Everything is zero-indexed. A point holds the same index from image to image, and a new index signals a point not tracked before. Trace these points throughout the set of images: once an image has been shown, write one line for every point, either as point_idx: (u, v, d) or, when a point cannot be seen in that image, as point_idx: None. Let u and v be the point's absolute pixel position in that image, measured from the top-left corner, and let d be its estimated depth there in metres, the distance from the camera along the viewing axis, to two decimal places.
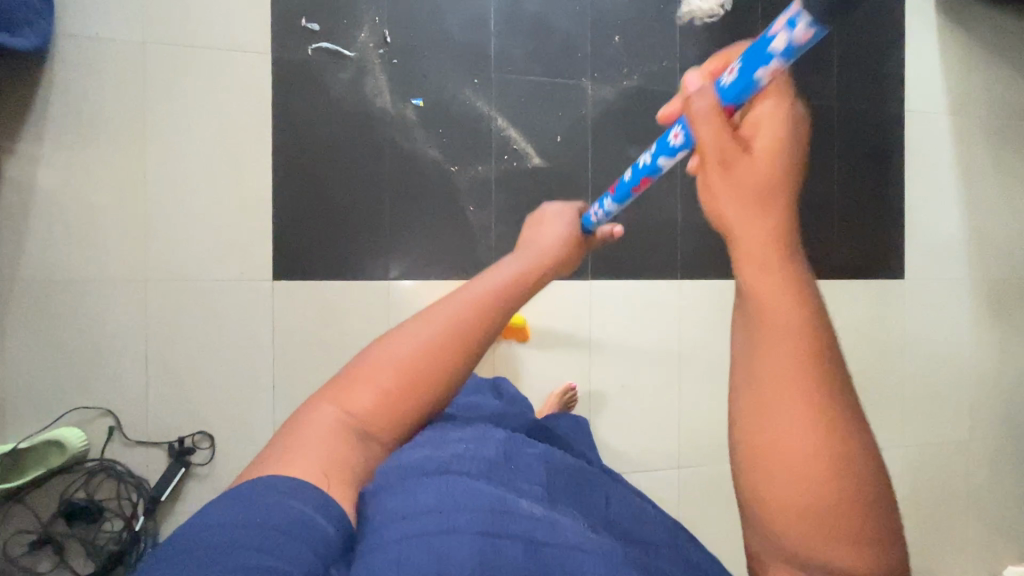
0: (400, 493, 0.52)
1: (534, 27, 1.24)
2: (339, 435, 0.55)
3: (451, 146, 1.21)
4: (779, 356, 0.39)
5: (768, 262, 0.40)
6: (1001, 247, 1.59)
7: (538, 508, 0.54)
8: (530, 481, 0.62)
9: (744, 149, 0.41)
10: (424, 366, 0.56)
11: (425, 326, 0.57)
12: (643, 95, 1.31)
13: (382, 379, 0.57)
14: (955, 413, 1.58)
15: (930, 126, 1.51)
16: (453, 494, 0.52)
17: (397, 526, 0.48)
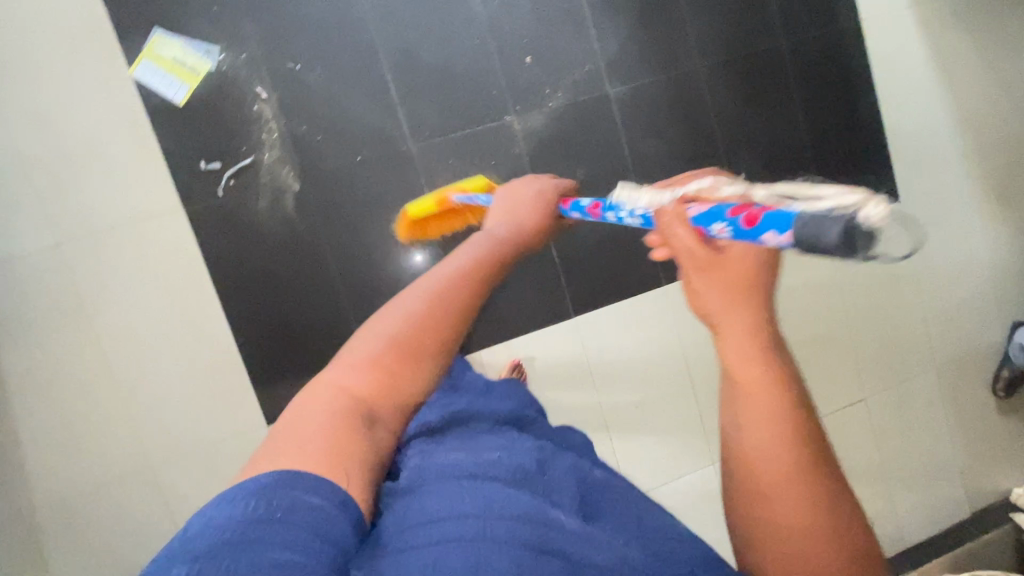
0: (432, 490, 0.52)
1: (439, 79, 1.15)
2: (346, 409, 0.52)
3: (393, 233, 1.15)
4: (758, 406, 0.47)
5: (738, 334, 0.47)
6: (1000, 129, 1.46)
7: (575, 523, 0.54)
8: (566, 491, 0.59)
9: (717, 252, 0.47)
10: (427, 335, 0.57)
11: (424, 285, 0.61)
12: (574, 109, 1.21)
13: (383, 353, 0.56)
14: (984, 315, 1.51)
15: (894, 26, 1.36)
16: (490, 498, 0.52)
17: (424, 530, 0.48)
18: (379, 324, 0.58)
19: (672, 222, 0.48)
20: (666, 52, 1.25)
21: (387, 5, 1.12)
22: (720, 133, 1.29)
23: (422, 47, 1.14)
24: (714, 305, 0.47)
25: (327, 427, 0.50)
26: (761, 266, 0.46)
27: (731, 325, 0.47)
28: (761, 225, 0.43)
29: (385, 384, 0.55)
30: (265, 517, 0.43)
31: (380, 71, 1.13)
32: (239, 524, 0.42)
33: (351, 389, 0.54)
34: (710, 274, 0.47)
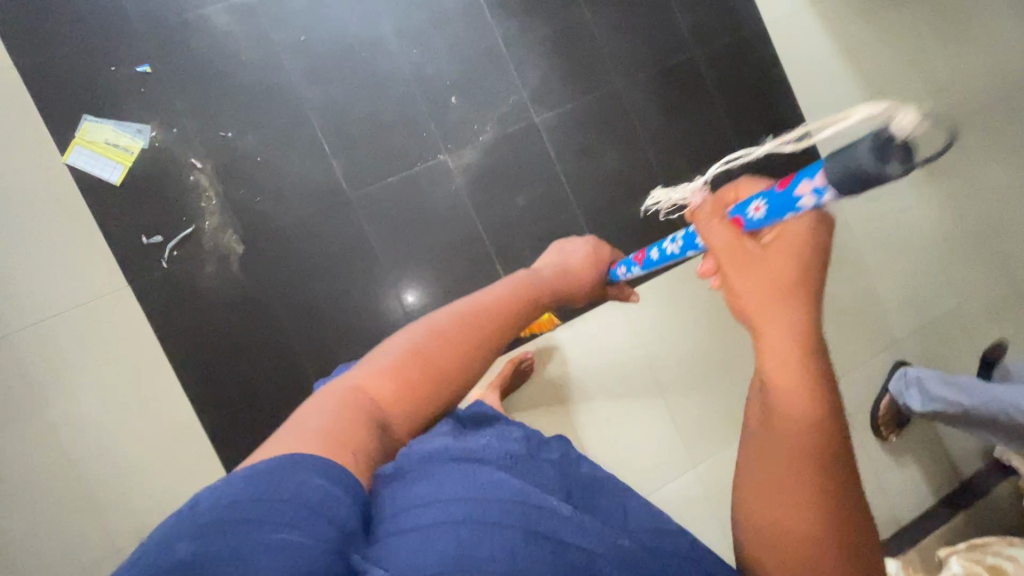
0: (420, 476, 0.51)
1: (369, 129, 1.19)
2: (361, 411, 0.56)
3: (342, 282, 1.18)
4: (799, 406, 0.41)
5: (774, 316, 0.44)
6: (919, 106, 1.52)
7: (569, 506, 0.52)
8: (554, 476, 0.56)
9: (757, 247, 0.49)
10: (450, 352, 0.63)
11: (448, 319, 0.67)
12: (504, 140, 1.26)
13: (398, 374, 0.60)
14: (940, 284, 1.53)
15: (797, 25, 1.44)
16: (481, 483, 0.50)
17: (418, 513, 0.47)
18: (398, 343, 0.63)
19: (706, 221, 0.55)
20: (586, 76, 1.31)
21: (310, 66, 1.17)
22: (649, 144, 1.34)
23: (349, 101, 1.19)
24: (742, 284, 0.47)
25: (341, 426, 0.54)
26: (789, 281, 0.45)
27: (768, 318, 0.44)
28: (792, 182, 0.54)
29: (401, 392, 0.59)
30: (264, 498, 0.44)
31: (311, 127, 1.17)
32: (242, 501, 0.43)
33: (370, 394, 0.59)
34: (742, 270, 0.48)
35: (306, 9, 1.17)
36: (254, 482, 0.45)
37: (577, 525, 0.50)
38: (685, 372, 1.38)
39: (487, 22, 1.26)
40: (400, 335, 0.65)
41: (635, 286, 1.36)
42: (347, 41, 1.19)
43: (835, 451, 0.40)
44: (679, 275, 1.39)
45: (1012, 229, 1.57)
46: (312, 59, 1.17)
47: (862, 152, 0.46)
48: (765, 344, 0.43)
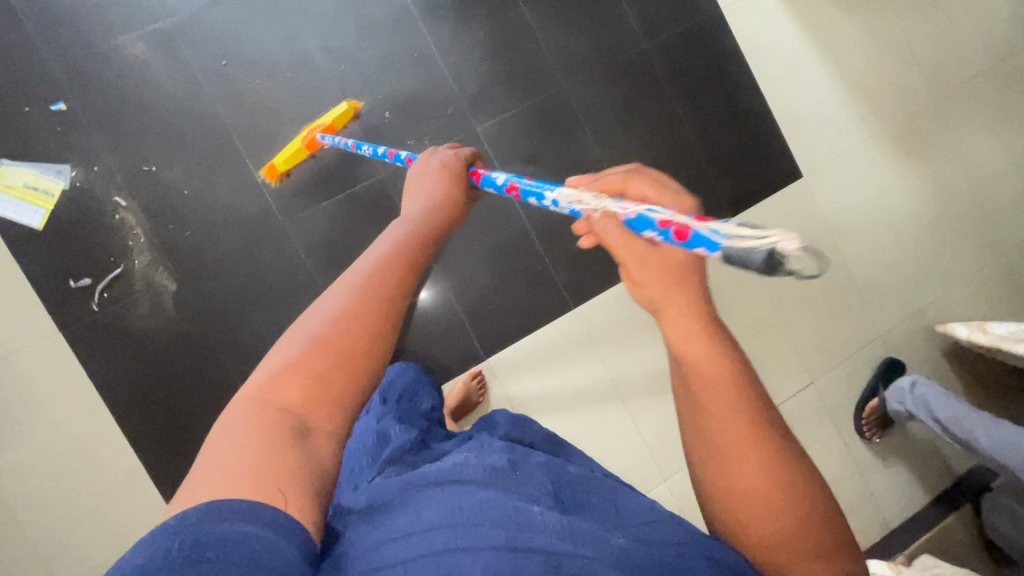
0: (398, 512, 0.49)
1: (299, 152, 1.15)
2: (278, 430, 0.41)
3: (280, 313, 1.13)
4: (729, 418, 0.48)
5: (693, 331, 0.47)
6: (892, 85, 1.43)
7: (555, 514, 0.48)
8: (546, 486, 0.53)
9: (650, 243, 0.47)
10: (376, 324, 0.47)
11: (358, 272, 0.51)
12: (443, 153, 1.20)
13: (310, 359, 0.44)
14: (925, 273, 1.45)
15: (756, 7, 1.35)
16: (460, 505, 0.48)
17: (396, 547, 0.45)
18: (304, 325, 0.47)
19: (604, 222, 0.49)
20: (529, 79, 1.24)
21: (233, 90, 1.12)
22: (599, 145, 1.27)
23: (276, 124, 1.14)
24: (659, 298, 0.47)
25: (261, 450, 0.40)
26: (680, 269, 0.47)
27: (669, 300, 0.46)
28: (694, 240, 0.44)
29: (326, 390, 0.44)
30: (200, 561, 0.33)
31: (238, 155, 1.12)
32: (160, 570, 0.32)
33: (282, 406, 0.42)
34: (648, 267, 0.47)
35: (225, 31, 1.12)
36: (181, 544, 0.33)
37: (562, 538, 0.46)
38: (651, 382, 1.32)
39: (419, 29, 1.19)
40: (291, 332, 0.47)
41: (591, 296, 1.31)
42: (270, 61, 1.14)
43: (762, 418, 0.48)
44: None
45: (1000, 209, 1.48)
46: (234, 83, 1.12)
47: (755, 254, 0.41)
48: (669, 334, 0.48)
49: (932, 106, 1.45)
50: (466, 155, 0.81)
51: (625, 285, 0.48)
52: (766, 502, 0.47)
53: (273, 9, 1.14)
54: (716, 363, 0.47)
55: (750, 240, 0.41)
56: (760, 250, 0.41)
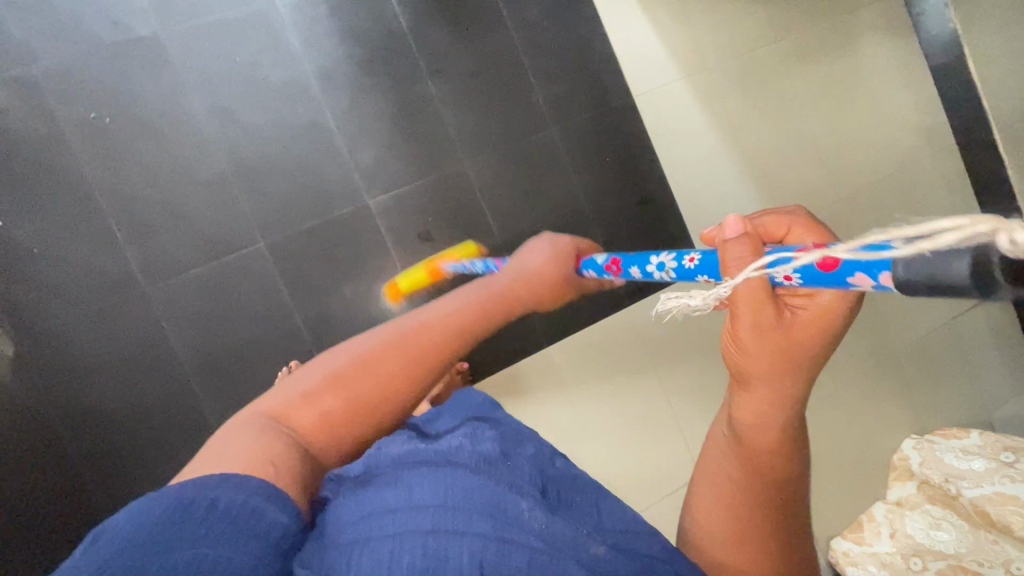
0: (392, 482, 0.50)
1: (171, 214, 1.08)
2: (278, 435, 0.54)
3: (135, 383, 1.07)
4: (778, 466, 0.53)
5: (780, 406, 0.51)
6: (798, 183, 1.45)
7: (542, 515, 0.48)
8: (528, 479, 0.53)
9: (776, 318, 0.48)
10: (390, 377, 0.57)
11: (389, 330, 0.62)
12: (329, 226, 1.15)
13: (325, 396, 0.56)
14: (817, 371, 1.47)
15: (669, 99, 1.36)
16: (453, 490, 0.49)
17: (386, 522, 0.47)
18: (333, 361, 0.60)
19: (737, 250, 0.48)
20: (429, 154, 1.21)
21: (104, 146, 1.06)
22: (498, 228, 1.24)
23: (147, 184, 1.07)
24: (764, 370, 0.49)
25: (259, 449, 0.52)
26: (794, 344, 0.49)
27: (772, 378, 0.49)
28: (843, 270, 0.44)
29: (326, 421, 0.56)
30: (194, 510, 0.43)
31: (102, 215, 1.05)
32: (153, 526, 0.41)
33: (290, 420, 0.56)
34: (759, 339, 0.48)
35: (101, 84, 1.06)
36: (176, 498, 0.44)
37: (541, 541, 0.47)
38: None
39: (315, 97, 1.15)
40: (335, 361, 0.59)
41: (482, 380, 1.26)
42: (149, 116, 1.08)
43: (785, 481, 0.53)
44: (534, 368, 1.24)
45: (891, 313, 1.52)
46: (106, 138, 1.06)
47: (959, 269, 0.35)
48: (748, 403, 0.52)
49: (835, 207, 1.48)
50: (568, 244, 0.88)
51: (732, 339, 0.50)
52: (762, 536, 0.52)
53: (158, 65, 1.08)
54: (775, 438, 0.52)
55: (921, 259, 0.38)
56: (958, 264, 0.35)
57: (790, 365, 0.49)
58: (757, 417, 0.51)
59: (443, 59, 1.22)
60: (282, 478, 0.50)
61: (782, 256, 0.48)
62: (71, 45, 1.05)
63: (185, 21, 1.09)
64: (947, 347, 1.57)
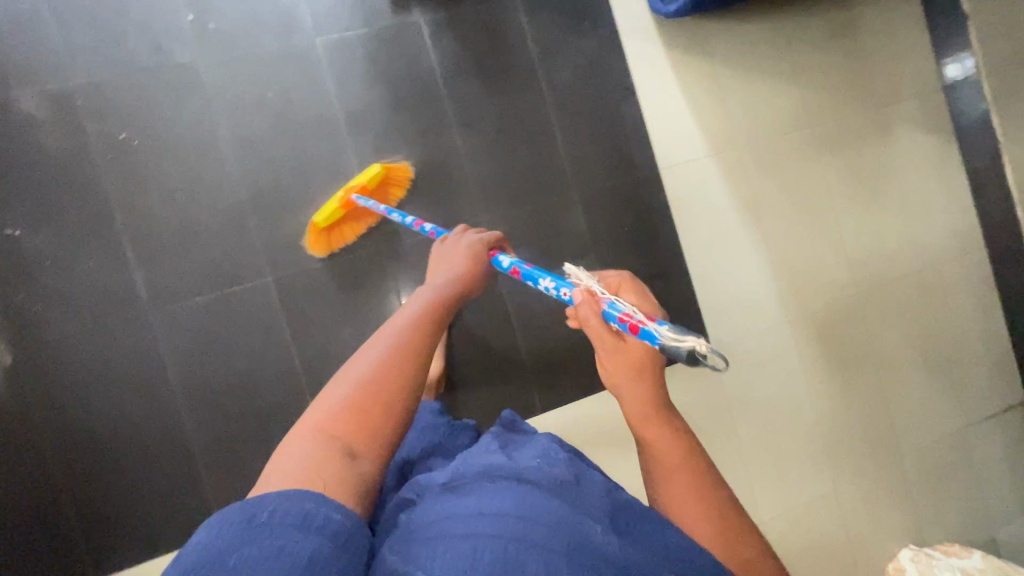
0: (473, 491, 0.55)
1: (182, 238, 1.08)
2: (328, 448, 0.52)
3: (123, 403, 1.06)
4: (671, 449, 0.63)
5: (648, 405, 0.64)
6: (817, 271, 1.42)
7: (613, 540, 0.52)
8: (598, 505, 0.57)
9: (619, 342, 0.65)
10: (407, 363, 0.59)
11: (383, 335, 0.62)
12: (339, 267, 1.14)
13: (350, 400, 0.55)
14: (818, 465, 1.41)
15: (695, 173, 1.34)
16: (529, 501, 0.53)
17: (467, 521, 0.50)
18: (346, 372, 0.58)
19: (586, 313, 0.66)
20: (446, 204, 1.20)
21: (128, 167, 1.07)
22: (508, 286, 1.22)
23: (165, 208, 1.08)
24: (621, 379, 0.65)
25: (317, 462, 0.51)
26: (641, 360, 0.65)
27: (631, 386, 0.65)
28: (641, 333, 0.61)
29: (359, 416, 0.55)
30: (257, 520, 0.44)
31: (116, 234, 1.06)
32: (225, 536, 0.43)
33: (327, 430, 0.53)
34: (612, 362, 0.65)
35: (134, 105, 1.07)
36: (242, 508, 0.45)
37: (612, 563, 0.50)
38: None
39: (340, 137, 1.15)
40: (342, 374, 0.58)
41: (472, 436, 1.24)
42: (175, 140, 1.09)
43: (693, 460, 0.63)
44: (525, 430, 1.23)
45: (901, 413, 1.47)
46: (130, 158, 1.07)
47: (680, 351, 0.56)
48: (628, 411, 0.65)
49: (853, 299, 1.44)
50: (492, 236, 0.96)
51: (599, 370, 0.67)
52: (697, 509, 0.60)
53: (192, 92, 1.09)
54: (659, 431, 0.64)
55: (673, 337, 0.57)
56: (680, 347, 0.56)
57: (638, 372, 0.64)
58: (639, 414, 0.64)
59: (472, 112, 1.22)
60: (334, 488, 0.49)
61: (612, 310, 0.65)
62: (110, 65, 1.06)
63: (223, 50, 1.11)
64: (956, 455, 1.51)
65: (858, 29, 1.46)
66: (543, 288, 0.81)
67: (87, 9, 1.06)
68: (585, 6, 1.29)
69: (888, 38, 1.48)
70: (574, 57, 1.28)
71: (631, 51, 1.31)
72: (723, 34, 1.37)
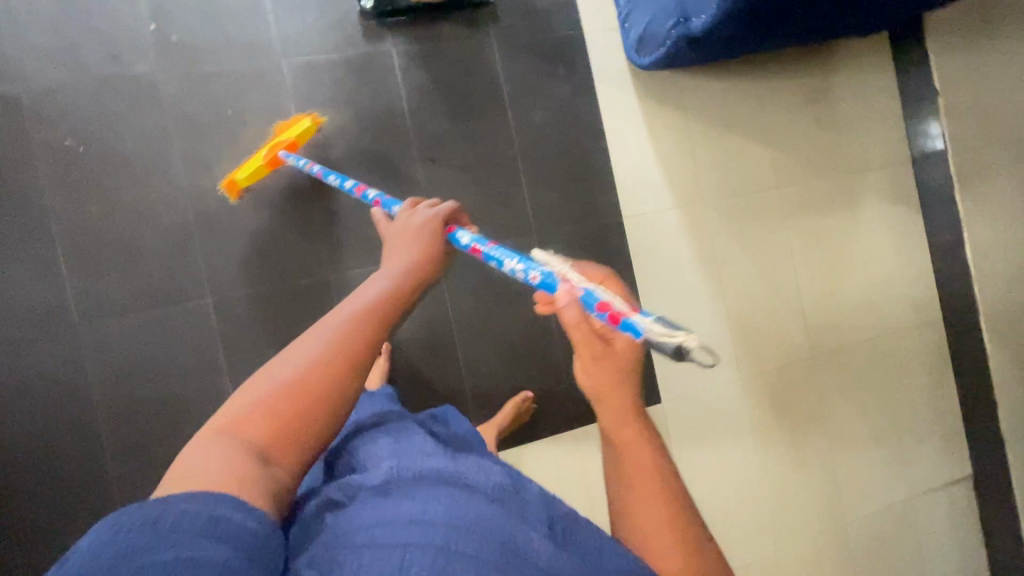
0: (405, 496, 0.53)
1: (122, 253, 1.05)
2: (242, 452, 0.44)
3: (40, 419, 1.01)
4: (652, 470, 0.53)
5: (629, 418, 0.54)
6: (774, 332, 1.42)
7: (550, 548, 0.51)
8: (537, 513, 0.55)
9: (606, 342, 0.55)
10: (344, 364, 0.50)
11: (329, 319, 0.53)
12: (284, 295, 1.12)
13: (278, 397, 0.47)
14: (760, 529, 1.40)
15: (659, 225, 1.34)
16: (464, 509, 0.52)
17: (399, 528, 0.48)
18: (280, 363, 0.49)
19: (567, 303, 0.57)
20: None
21: (70, 176, 1.03)
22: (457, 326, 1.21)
23: (106, 220, 1.05)
24: (604, 384, 0.54)
25: (229, 467, 0.43)
26: (626, 367, 0.54)
27: (613, 395, 0.54)
28: (624, 325, 0.54)
29: (283, 421, 0.46)
30: (158, 526, 0.38)
31: (50, 244, 1.02)
32: (120, 542, 0.36)
33: (241, 432, 0.45)
34: (595, 363, 0.54)
35: (83, 113, 1.04)
36: (145, 513, 0.38)
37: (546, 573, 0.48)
38: None
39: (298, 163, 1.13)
40: (270, 368, 0.49)
41: None
42: (124, 152, 1.06)
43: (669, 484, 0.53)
44: None
45: (848, 482, 1.47)
46: (74, 167, 1.03)
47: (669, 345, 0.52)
48: (604, 412, 0.54)
49: (808, 362, 1.44)
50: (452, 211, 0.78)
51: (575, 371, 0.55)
52: (674, 542, 0.51)
53: (147, 104, 1.07)
54: (636, 438, 0.54)
55: (658, 332, 0.52)
56: (670, 344, 0.52)
57: (625, 381, 0.54)
58: (614, 425, 0.54)
59: (437, 147, 1.21)
60: (249, 492, 0.43)
61: (592, 301, 0.57)
62: (61, 70, 1.03)
63: (185, 65, 1.09)
64: (899, 528, 1.51)
65: (833, 96, 1.47)
66: (506, 270, 0.73)
67: (45, 10, 1.03)
68: (562, 50, 1.28)
69: (861, 107, 1.50)
70: (545, 101, 1.27)
71: (605, 99, 1.31)
72: (699, 90, 1.37)
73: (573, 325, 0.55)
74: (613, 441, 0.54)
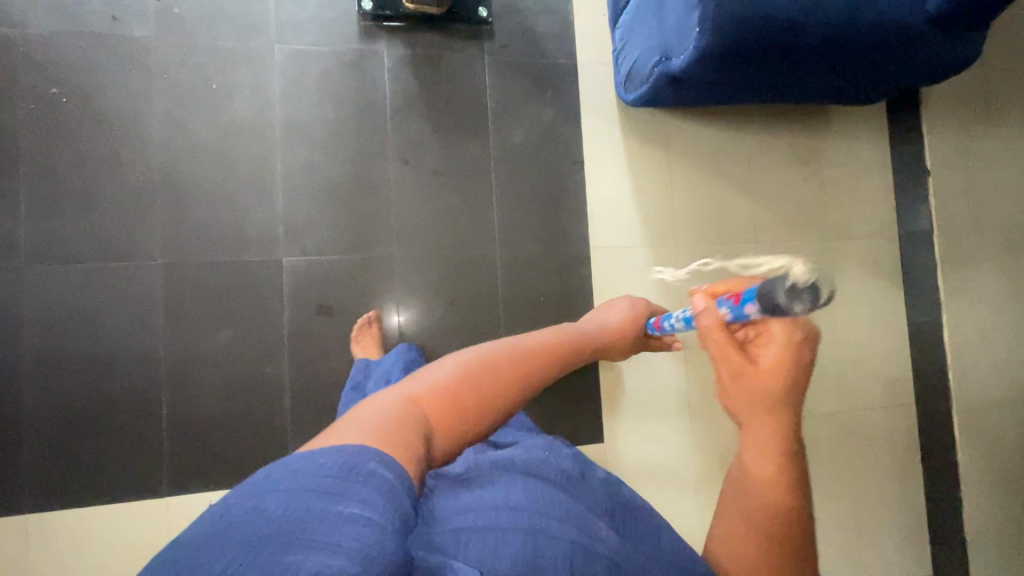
0: (486, 484, 0.55)
1: (82, 201, 1.07)
2: (409, 423, 0.51)
3: None
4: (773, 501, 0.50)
5: (766, 449, 0.51)
6: None
7: (614, 534, 0.54)
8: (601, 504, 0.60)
9: (751, 363, 0.53)
10: (503, 378, 0.60)
11: (496, 347, 0.65)
12: (233, 268, 1.12)
13: (453, 391, 0.56)
14: None
15: (627, 259, 1.32)
16: (540, 496, 0.55)
17: (489, 514, 0.50)
18: (455, 364, 0.60)
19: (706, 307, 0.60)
20: (361, 231, 1.18)
21: (49, 122, 1.06)
22: (403, 329, 1.18)
23: (74, 169, 1.07)
24: (741, 412, 0.52)
25: (394, 429, 0.49)
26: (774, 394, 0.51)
27: (753, 426, 0.52)
28: (743, 303, 0.59)
29: (449, 410, 0.55)
30: (354, 473, 0.42)
31: (14, 182, 1.04)
32: (300, 504, 0.39)
33: (415, 405, 0.54)
34: (736, 386, 0.52)
35: (75, 64, 1.08)
36: (327, 469, 0.42)
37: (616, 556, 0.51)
38: None
39: (272, 144, 1.15)
40: (450, 361, 0.61)
41: None
42: (105, 107, 1.08)
43: (797, 520, 0.50)
44: None
45: None
46: (55, 113, 1.06)
47: (777, 295, 0.54)
48: (747, 439, 0.52)
49: None
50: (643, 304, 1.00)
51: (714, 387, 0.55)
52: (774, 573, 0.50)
53: (139, 65, 1.10)
54: (774, 471, 0.51)
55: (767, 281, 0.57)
56: (778, 287, 0.54)
57: (767, 413, 0.51)
58: (751, 452, 0.52)
59: (412, 149, 1.22)
60: (413, 463, 0.47)
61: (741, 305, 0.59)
62: (62, 23, 1.08)
63: (182, 36, 1.12)
64: None
65: (823, 160, 1.47)
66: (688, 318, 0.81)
67: None
68: (552, 76, 1.30)
69: (851, 176, 1.48)
70: (529, 121, 1.29)
71: (589, 129, 1.32)
72: (685, 133, 1.38)
73: (707, 334, 0.56)
74: (738, 464, 0.53)
